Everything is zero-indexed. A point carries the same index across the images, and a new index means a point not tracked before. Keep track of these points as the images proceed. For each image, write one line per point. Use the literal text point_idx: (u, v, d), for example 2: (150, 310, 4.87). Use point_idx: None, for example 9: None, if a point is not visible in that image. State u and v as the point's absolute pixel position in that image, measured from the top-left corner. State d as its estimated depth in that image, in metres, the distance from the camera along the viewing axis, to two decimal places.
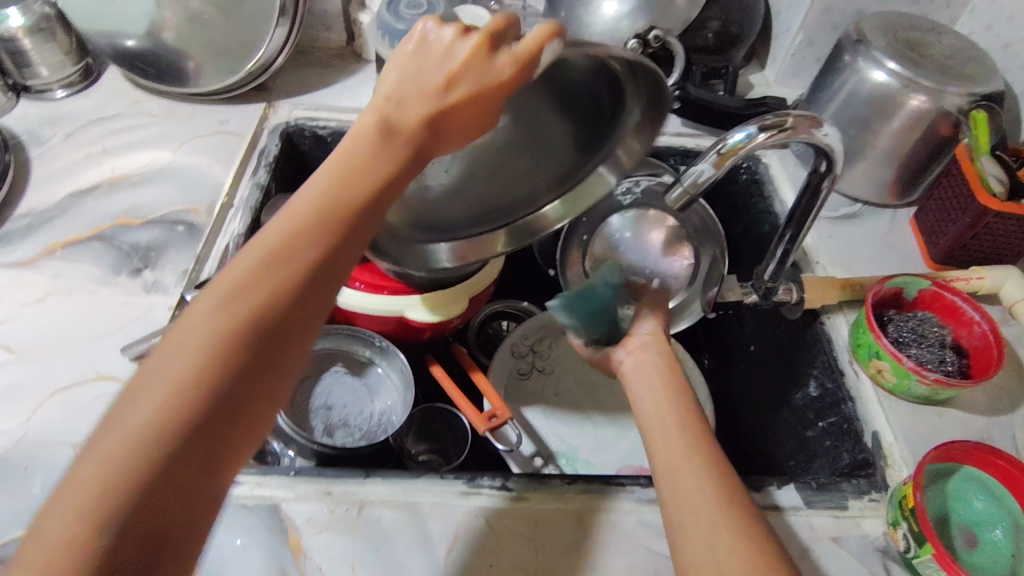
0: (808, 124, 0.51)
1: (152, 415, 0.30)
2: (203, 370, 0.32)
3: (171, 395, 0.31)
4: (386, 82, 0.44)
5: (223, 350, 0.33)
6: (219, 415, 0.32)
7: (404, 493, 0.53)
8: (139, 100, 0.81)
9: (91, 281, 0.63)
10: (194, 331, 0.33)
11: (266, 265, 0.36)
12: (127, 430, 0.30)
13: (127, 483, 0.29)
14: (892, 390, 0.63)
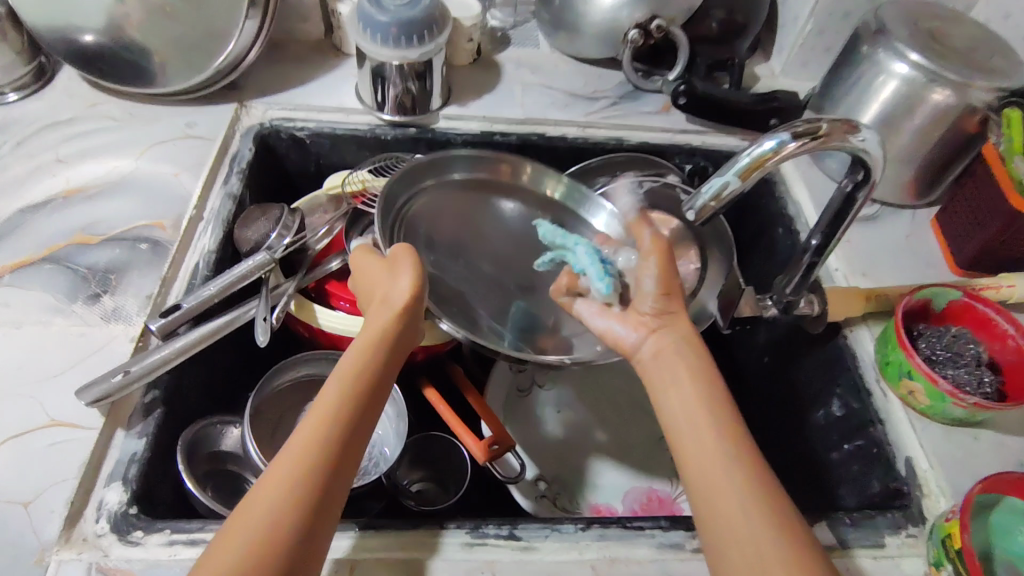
0: (843, 129, 0.46)
1: (267, 519, 0.36)
2: (305, 477, 0.38)
3: (281, 503, 0.36)
4: (368, 271, 0.51)
5: (320, 459, 0.39)
6: (314, 515, 0.37)
7: (401, 546, 0.48)
8: (97, 102, 0.73)
9: (42, 310, 0.56)
10: (293, 451, 0.39)
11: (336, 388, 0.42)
12: (244, 535, 0.35)
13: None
14: (924, 411, 0.59)
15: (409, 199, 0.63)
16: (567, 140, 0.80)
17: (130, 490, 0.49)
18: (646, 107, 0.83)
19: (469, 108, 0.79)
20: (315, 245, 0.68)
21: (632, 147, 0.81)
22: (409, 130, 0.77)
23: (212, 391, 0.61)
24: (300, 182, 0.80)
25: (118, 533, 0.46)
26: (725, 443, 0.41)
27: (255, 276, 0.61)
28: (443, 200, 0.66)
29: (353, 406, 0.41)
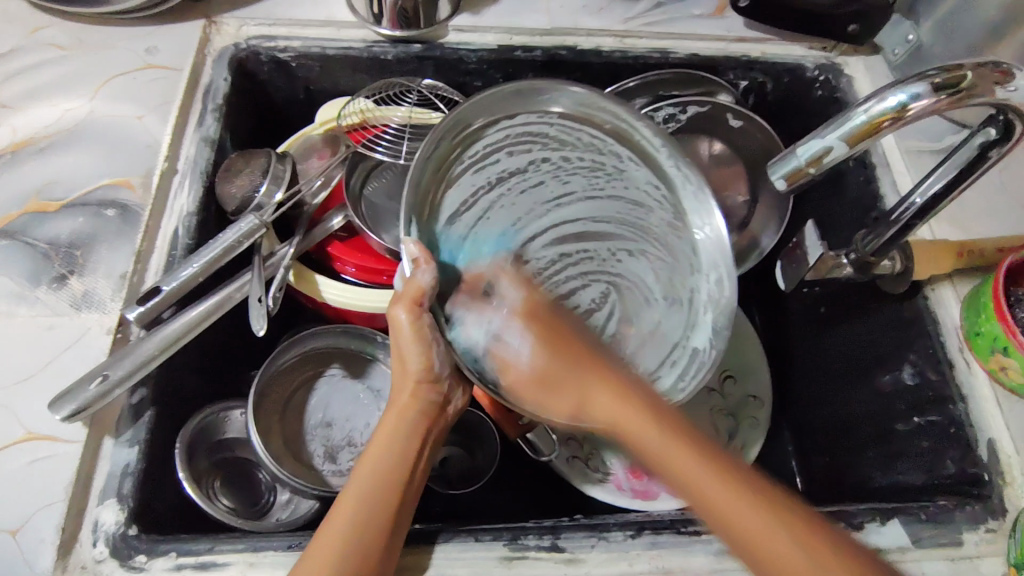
0: (993, 79, 0.36)
1: (352, 517, 0.40)
2: (378, 490, 0.41)
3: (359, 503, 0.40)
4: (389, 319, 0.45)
5: (394, 483, 0.42)
6: (389, 516, 0.41)
7: (432, 566, 0.43)
8: (40, 26, 0.61)
9: (3, 299, 0.49)
10: (362, 470, 0.42)
11: (371, 467, 0.42)
12: (342, 526, 0.39)
13: (358, 545, 0.38)
14: (1015, 389, 0.51)
15: (488, 131, 0.51)
16: (602, 54, 0.66)
17: (127, 508, 0.43)
18: (697, 10, 0.70)
19: (484, 17, 0.66)
20: (311, 199, 0.58)
21: (679, 61, 0.67)
22: (413, 47, 0.63)
23: (210, 377, 0.54)
24: (288, 111, 0.68)
25: (119, 558, 0.42)
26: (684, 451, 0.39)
27: (244, 245, 0.52)
28: (503, 151, 0.52)
29: (409, 429, 0.45)
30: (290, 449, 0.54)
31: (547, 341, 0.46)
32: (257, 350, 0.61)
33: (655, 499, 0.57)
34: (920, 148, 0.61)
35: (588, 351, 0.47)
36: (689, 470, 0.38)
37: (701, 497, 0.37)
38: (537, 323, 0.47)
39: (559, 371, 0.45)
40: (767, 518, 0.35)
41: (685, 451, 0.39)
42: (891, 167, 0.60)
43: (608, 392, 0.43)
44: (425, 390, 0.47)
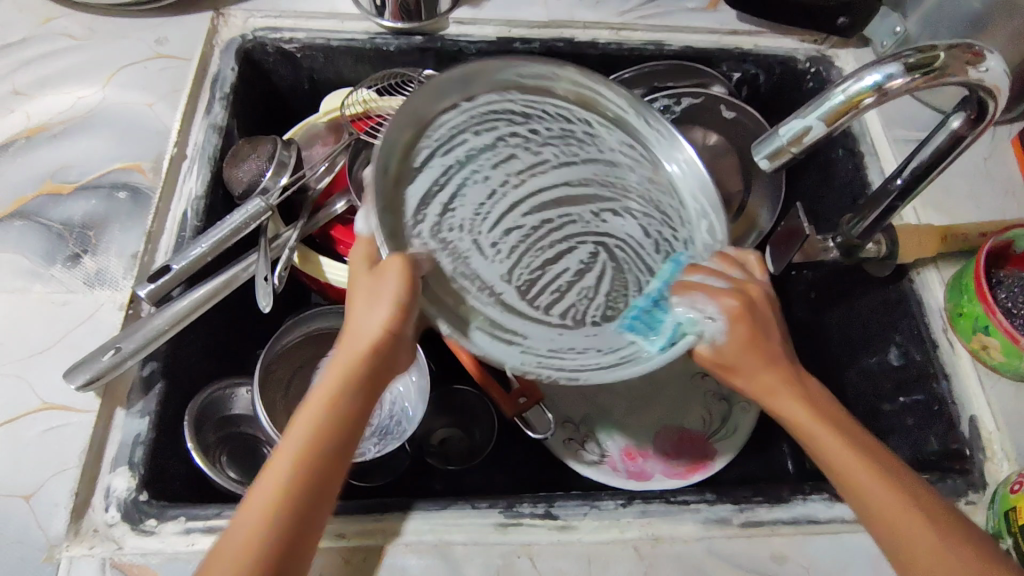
0: (964, 59, 0.39)
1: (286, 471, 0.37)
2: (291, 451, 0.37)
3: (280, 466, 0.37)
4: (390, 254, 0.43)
5: (306, 449, 0.38)
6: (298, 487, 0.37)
7: (431, 531, 0.45)
8: (52, 17, 0.63)
9: (18, 276, 0.51)
10: (303, 415, 0.39)
11: (303, 414, 0.39)
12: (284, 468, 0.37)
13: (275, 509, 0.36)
14: (996, 367, 0.53)
15: (433, 111, 0.50)
16: (597, 46, 0.68)
17: (138, 475, 0.45)
18: (691, 3, 0.71)
19: (483, 10, 0.68)
20: (316, 183, 0.60)
21: (673, 53, 0.69)
22: (415, 38, 0.65)
23: (217, 355, 0.56)
24: (293, 101, 0.70)
25: (131, 522, 0.43)
26: (867, 461, 0.40)
27: (250, 227, 0.54)
28: (465, 122, 0.52)
29: (341, 383, 0.39)
30: (294, 424, 0.56)
31: (747, 334, 0.43)
32: (261, 331, 0.63)
33: (649, 480, 0.58)
34: (907, 137, 0.63)
35: (758, 338, 0.43)
36: (865, 479, 0.39)
37: (887, 524, 0.38)
38: (748, 324, 0.43)
39: (742, 362, 0.43)
40: (921, 526, 0.38)
41: (857, 454, 0.40)
42: (878, 155, 0.62)
43: (795, 403, 0.42)
44: (373, 353, 0.40)
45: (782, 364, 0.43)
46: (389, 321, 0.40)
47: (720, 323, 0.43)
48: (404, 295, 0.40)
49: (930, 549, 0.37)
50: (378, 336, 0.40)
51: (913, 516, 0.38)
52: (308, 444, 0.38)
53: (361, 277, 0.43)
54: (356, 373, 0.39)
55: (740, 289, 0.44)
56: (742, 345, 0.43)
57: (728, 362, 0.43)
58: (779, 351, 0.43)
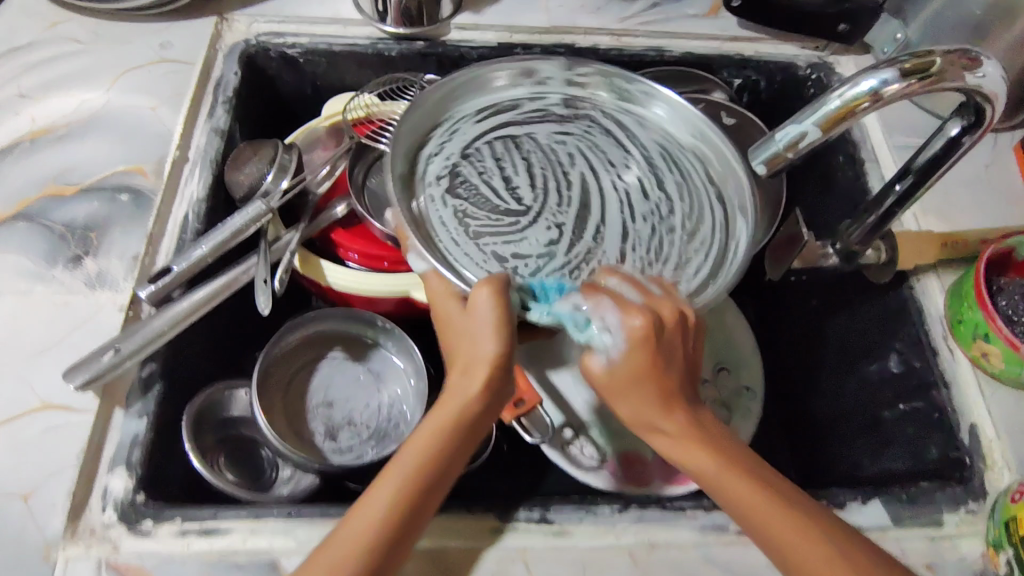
0: (961, 65, 0.39)
1: (384, 508, 0.37)
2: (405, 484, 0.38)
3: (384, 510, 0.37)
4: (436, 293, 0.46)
5: (423, 470, 0.39)
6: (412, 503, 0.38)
7: (426, 535, 0.45)
8: (58, 21, 0.64)
9: (21, 277, 0.51)
10: (415, 438, 0.40)
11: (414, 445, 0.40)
12: (373, 510, 0.37)
13: (362, 547, 0.37)
14: (997, 375, 0.53)
15: (446, 100, 0.56)
16: (598, 51, 0.68)
17: (135, 475, 0.45)
18: (692, 10, 0.72)
19: (485, 16, 0.68)
20: (316, 187, 0.60)
21: (673, 60, 0.69)
22: (417, 44, 0.65)
23: (215, 357, 0.57)
24: (295, 105, 0.70)
25: (127, 523, 0.44)
26: (726, 468, 0.39)
27: (250, 229, 0.54)
28: (467, 110, 0.57)
29: (444, 440, 0.40)
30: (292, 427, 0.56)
31: (636, 364, 0.41)
32: (260, 334, 0.63)
33: (647, 486, 0.58)
34: (908, 143, 0.63)
35: (657, 367, 0.41)
36: (742, 484, 0.39)
37: (766, 528, 0.38)
38: (652, 350, 0.41)
39: (635, 387, 0.41)
40: (768, 508, 0.38)
41: (740, 481, 0.39)
42: (879, 161, 0.62)
43: (699, 446, 0.41)
44: (498, 377, 0.41)
45: (682, 404, 0.42)
46: (497, 352, 0.41)
47: (617, 338, 0.41)
48: (497, 324, 0.41)
49: (795, 553, 0.37)
50: (489, 373, 0.40)
51: (795, 529, 0.37)
52: (398, 484, 0.38)
53: (456, 321, 0.44)
54: (451, 431, 0.40)
55: (653, 309, 0.41)
56: (634, 373, 0.41)
57: (622, 384, 0.42)
58: (674, 383, 0.42)
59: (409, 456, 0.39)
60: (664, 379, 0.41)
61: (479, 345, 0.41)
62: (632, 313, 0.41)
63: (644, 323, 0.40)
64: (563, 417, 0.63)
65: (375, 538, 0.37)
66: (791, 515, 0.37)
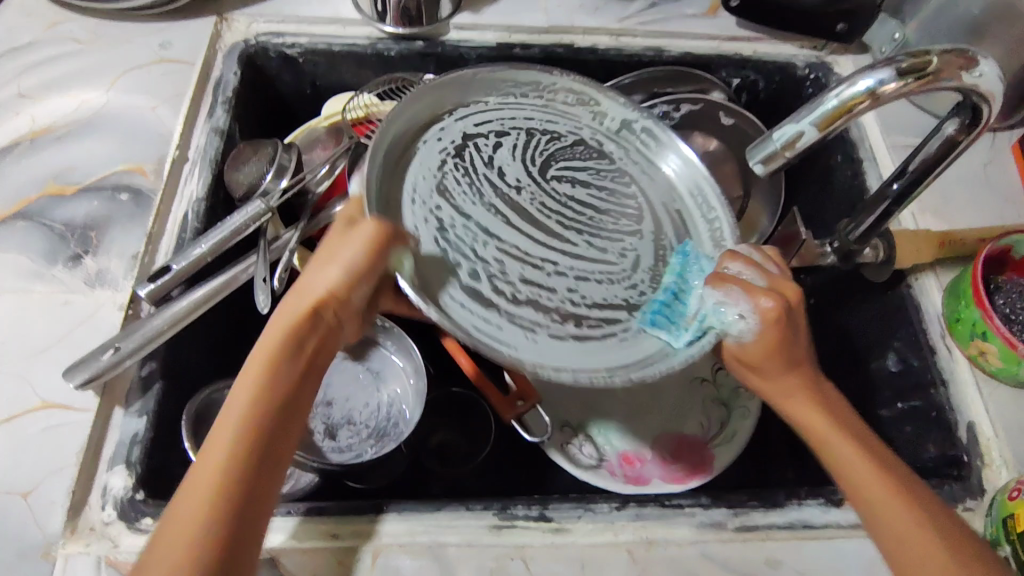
0: (958, 64, 0.39)
1: (208, 501, 0.33)
2: (228, 464, 0.34)
3: (219, 487, 0.34)
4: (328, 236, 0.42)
5: (238, 458, 0.35)
6: (237, 492, 0.34)
7: (424, 532, 0.45)
8: (58, 21, 0.64)
9: (21, 276, 0.51)
10: (243, 379, 0.37)
11: (226, 415, 0.36)
12: (192, 512, 0.33)
13: (195, 541, 0.32)
14: (994, 373, 0.53)
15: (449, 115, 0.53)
16: (597, 51, 0.68)
17: (135, 473, 0.45)
18: (690, 10, 0.72)
19: (484, 16, 0.68)
20: (316, 186, 0.59)
21: (672, 59, 0.69)
22: (416, 44, 0.66)
23: (214, 356, 0.57)
24: (295, 105, 0.70)
25: (127, 521, 0.44)
26: (877, 457, 0.40)
27: (250, 228, 0.54)
28: (467, 123, 0.53)
29: (271, 400, 0.37)
30: None
31: (772, 339, 0.41)
32: (259, 333, 0.63)
33: (646, 485, 0.58)
34: (906, 143, 0.63)
35: (787, 343, 0.41)
36: (861, 466, 0.40)
37: (864, 490, 0.39)
38: (782, 326, 0.41)
39: (764, 363, 0.42)
40: (901, 508, 0.38)
41: (853, 449, 0.40)
42: (877, 160, 0.62)
43: (807, 407, 0.42)
44: (330, 307, 0.40)
45: (798, 367, 0.43)
46: (342, 280, 0.40)
47: (750, 322, 0.41)
48: (362, 268, 0.40)
49: (905, 532, 0.38)
50: (316, 303, 0.40)
51: (902, 506, 0.38)
52: (252, 406, 0.36)
53: (338, 241, 0.41)
54: (260, 407, 0.36)
55: (781, 289, 0.41)
56: (767, 351, 0.41)
57: (751, 361, 0.43)
58: (794, 356, 0.42)
59: (239, 406, 0.36)
60: (783, 347, 0.41)
61: (336, 261, 0.40)
62: (761, 295, 0.40)
63: (772, 309, 0.40)
64: (563, 417, 0.63)
65: (230, 477, 0.34)
66: (900, 494, 0.39)
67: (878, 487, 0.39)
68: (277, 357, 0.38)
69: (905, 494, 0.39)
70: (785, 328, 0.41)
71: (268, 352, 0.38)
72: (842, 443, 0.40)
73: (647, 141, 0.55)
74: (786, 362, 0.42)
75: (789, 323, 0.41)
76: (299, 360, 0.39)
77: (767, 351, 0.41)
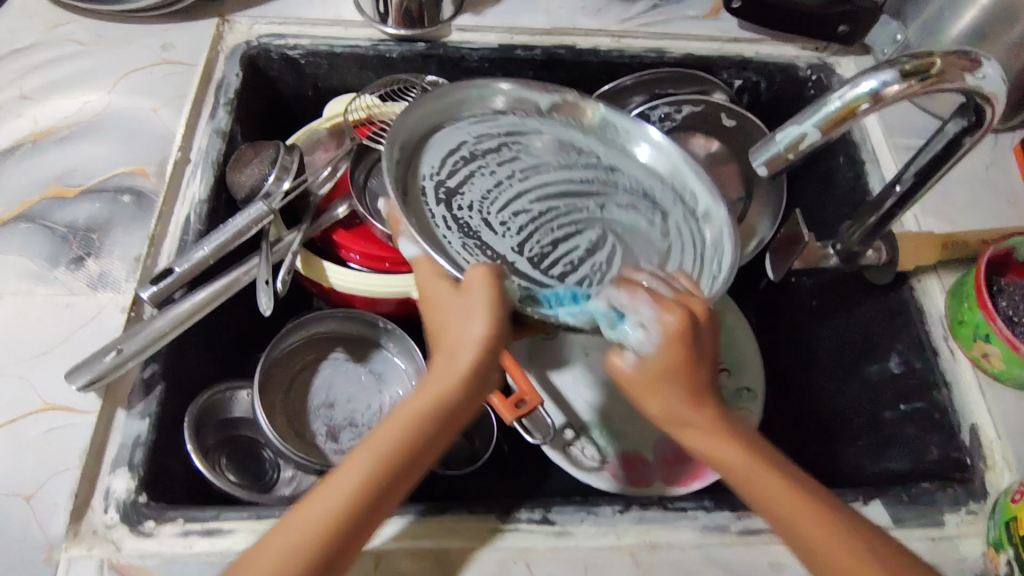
0: (961, 66, 0.39)
1: (304, 534, 0.33)
2: (336, 521, 0.34)
3: (325, 527, 0.33)
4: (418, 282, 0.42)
5: (357, 498, 0.34)
6: (369, 503, 0.34)
7: (427, 534, 0.45)
8: (60, 22, 0.64)
9: (23, 278, 0.51)
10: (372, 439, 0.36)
11: (354, 456, 0.35)
12: (281, 548, 0.33)
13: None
14: (997, 375, 0.53)
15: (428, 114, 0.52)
16: (599, 53, 0.68)
17: (138, 476, 0.45)
18: (692, 11, 0.72)
19: (486, 17, 0.68)
20: (317, 188, 0.59)
21: (674, 61, 0.69)
22: (418, 45, 0.66)
23: (216, 358, 0.57)
24: (296, 106, 0.70)
25: (130, 524, 0.44)
26: (772, 469, 0.38)
27: (253, 230, 0.54)
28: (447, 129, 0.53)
29: (415, 434, 0.36)
30: (293, 427, 0.56)
31: (670, 356, 0.39)
32: (260, 335, 0.63)
33: (647, 487, 0.58)
34: (908, 144, 0.63)
35: (688, 359, 0.39)
36: (774, 482, 0.38)
37: (763, 503, 0.37)
38: (684, 342, 0.39)
39: (662, 384, 0.40)
40: (829, 535, 0.36)
41: (765, 468, 0.38)
42: (879, 161, 0.62)
43: (707, 436, 0.40)
44: (489, 359, 0.38)
45: (706, 403, 0.40)
46: (487, 332, 0.38)
47: (647, 331, 0.39)
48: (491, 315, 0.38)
49: (828, 552, 0.36)
50: (475, 355, 0.37)
51: (830, 536, 0.36)
52: (378, 458, 0.35)
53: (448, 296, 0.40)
54: (392, 452, 0.35)
55: (687, 300, 0.40)
56: (664, 367, 0.39)
57: (646, 381, 0.40)
58: (700, 373, 0.40)
59: (353, 470, 0.35)
60: (694, 375, 0.40)
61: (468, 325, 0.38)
62: (670, 309, 0.39)
63: (678, 313, 0.39)
64: (565, 418, 0.62)
65: (342, 523, 0.34)
66: (824, 521, 0.36)
67: (784, 502, 0.37)
68: (411, 418, 0.36)
69: (832, 521, 0.36)
70: (694, 345, 0.39)
71: (409, 417, 0.36)
72: (750, 463, 0.38)
73: (625, 138, 0.55)
74: (677, 385, 0.40)
75: (701, 340, 0.39)
76: (423, 400, 0.37)
77: (655, 379, 0.40)
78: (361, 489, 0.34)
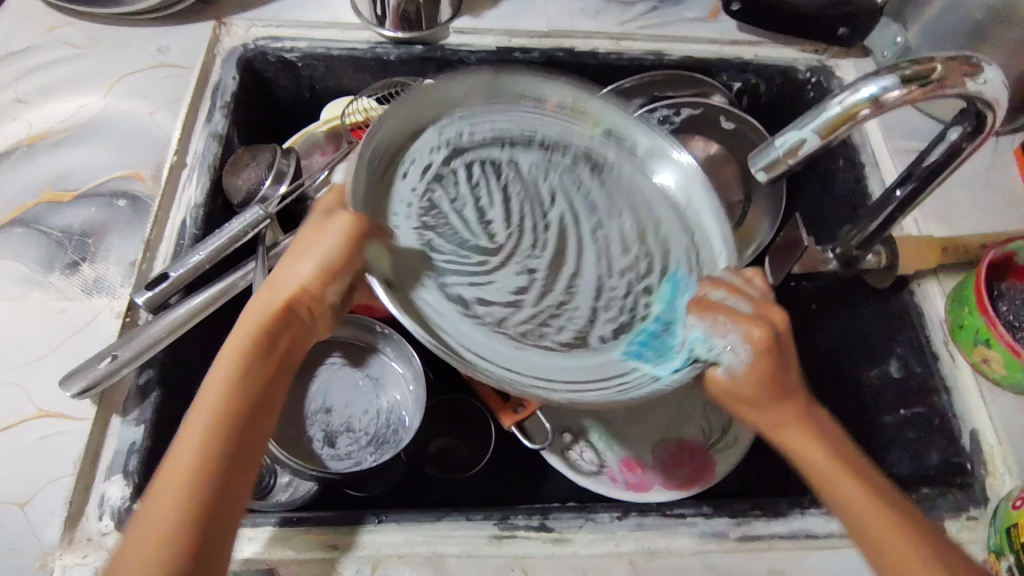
0: (962, 72, 0.39)
1: (198, 451, 0.33)
2: (213, 432, 0.34)
3: (203, 433, 0.34)
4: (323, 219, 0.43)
5: (229, 411, 0.35)
6: (248, 410, 0.36)
7: (424, 541, 0.45)
8: (55, 25, 0.63)
9: (18, 283, 0.51)
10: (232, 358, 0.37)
11: (226, 360, 0.37)
12: (180, 461, 0.33)
13: (184, 505, 0.32)
14: (998, 380, 0.53)
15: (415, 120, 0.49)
16: (597, 56, 0.68)
17: (132, 483, 0.45)
18: (691, 13, 0.72)
19: (484, 20, 0.68)
20: (315, 193, 0.59)
21: (673, 63, 0.69)
22: (415, 48, 0.65)
23: (212, 363, 0.56)
24: (293, 109, 0.70)
25: (125, 531, 0.43)
26: (852, 478, 0.38)
27: (250, 235, 0.54)
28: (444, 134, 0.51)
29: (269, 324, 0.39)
30: (290, 433, 0.55)
31: (763, 372, 0.39)
32: None
33: (648, 492, 0.57)
34: (908, 148, 0.63)
35: (776, 373, 0.39)
36: (852, 491, 0.38)
37: (851, 509, 0.38)
38: (773, 356, 0.39)
39: (758, 397, 0.40)
40: (897, 534, 0.36)
41: (845, 474, 0.38)
42: (879, 165, 0.62)
43: (803, 435, 0.40)
44: (299, 309, 0.40)
45: (789, 398, 0.40)
46: (314, 276, 0.41)
47: (743, 352, 0.39)
48: (336, 263, 0.41)
49: (895, 552, 0.36)
50: (296, 294, 0.40)
51: (894, 528, 0.37)
52: (231, 373, 0.36)
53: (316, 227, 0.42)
54: (248, 364, 0.37)
55: (770, 314, 0.40)
56: (760, 381, 0.39)
57: (744, 396, 0.40)
58: (784, 384, 0.40)
59: (208, 397, 0.35)
60: (776, 385, 0.40)
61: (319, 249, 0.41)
62: (751, 323, 0.39)
63: (763, 336, 0.39)
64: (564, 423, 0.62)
65: (210, 459, 0.33)
66: (881, 518, 0.37)
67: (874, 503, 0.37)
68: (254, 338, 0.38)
69: (895, 521, 0.37)
70: (778, 358, 0.39)
71: (260, 323, 0.39)
72: (822, 457, 0.39)
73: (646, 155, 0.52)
74: (747, 391, 0.40)
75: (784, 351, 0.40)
76: (248, 329, 0.38)
77: (756, 386, 0.40)
78: (197, 465, 0.33)
